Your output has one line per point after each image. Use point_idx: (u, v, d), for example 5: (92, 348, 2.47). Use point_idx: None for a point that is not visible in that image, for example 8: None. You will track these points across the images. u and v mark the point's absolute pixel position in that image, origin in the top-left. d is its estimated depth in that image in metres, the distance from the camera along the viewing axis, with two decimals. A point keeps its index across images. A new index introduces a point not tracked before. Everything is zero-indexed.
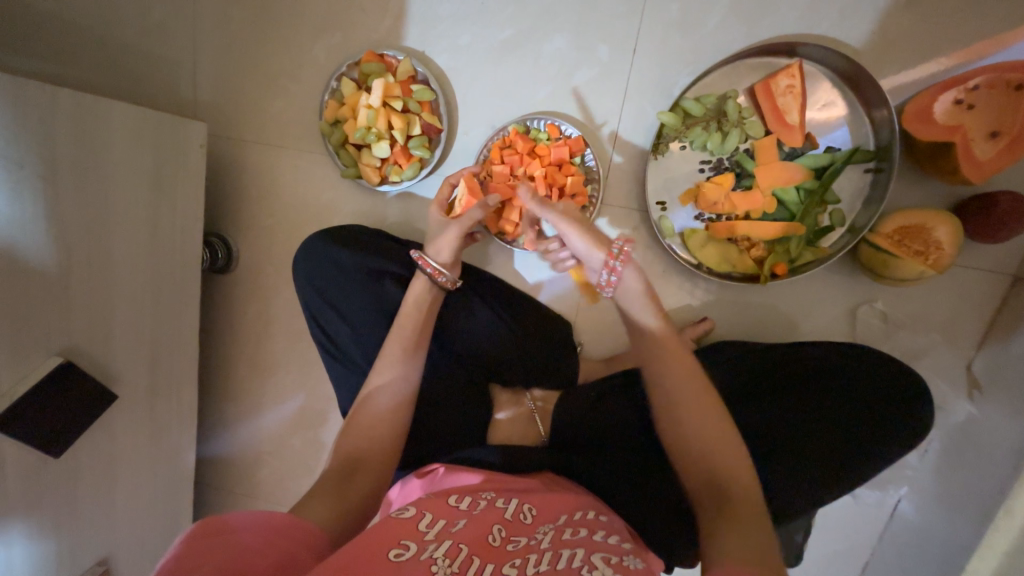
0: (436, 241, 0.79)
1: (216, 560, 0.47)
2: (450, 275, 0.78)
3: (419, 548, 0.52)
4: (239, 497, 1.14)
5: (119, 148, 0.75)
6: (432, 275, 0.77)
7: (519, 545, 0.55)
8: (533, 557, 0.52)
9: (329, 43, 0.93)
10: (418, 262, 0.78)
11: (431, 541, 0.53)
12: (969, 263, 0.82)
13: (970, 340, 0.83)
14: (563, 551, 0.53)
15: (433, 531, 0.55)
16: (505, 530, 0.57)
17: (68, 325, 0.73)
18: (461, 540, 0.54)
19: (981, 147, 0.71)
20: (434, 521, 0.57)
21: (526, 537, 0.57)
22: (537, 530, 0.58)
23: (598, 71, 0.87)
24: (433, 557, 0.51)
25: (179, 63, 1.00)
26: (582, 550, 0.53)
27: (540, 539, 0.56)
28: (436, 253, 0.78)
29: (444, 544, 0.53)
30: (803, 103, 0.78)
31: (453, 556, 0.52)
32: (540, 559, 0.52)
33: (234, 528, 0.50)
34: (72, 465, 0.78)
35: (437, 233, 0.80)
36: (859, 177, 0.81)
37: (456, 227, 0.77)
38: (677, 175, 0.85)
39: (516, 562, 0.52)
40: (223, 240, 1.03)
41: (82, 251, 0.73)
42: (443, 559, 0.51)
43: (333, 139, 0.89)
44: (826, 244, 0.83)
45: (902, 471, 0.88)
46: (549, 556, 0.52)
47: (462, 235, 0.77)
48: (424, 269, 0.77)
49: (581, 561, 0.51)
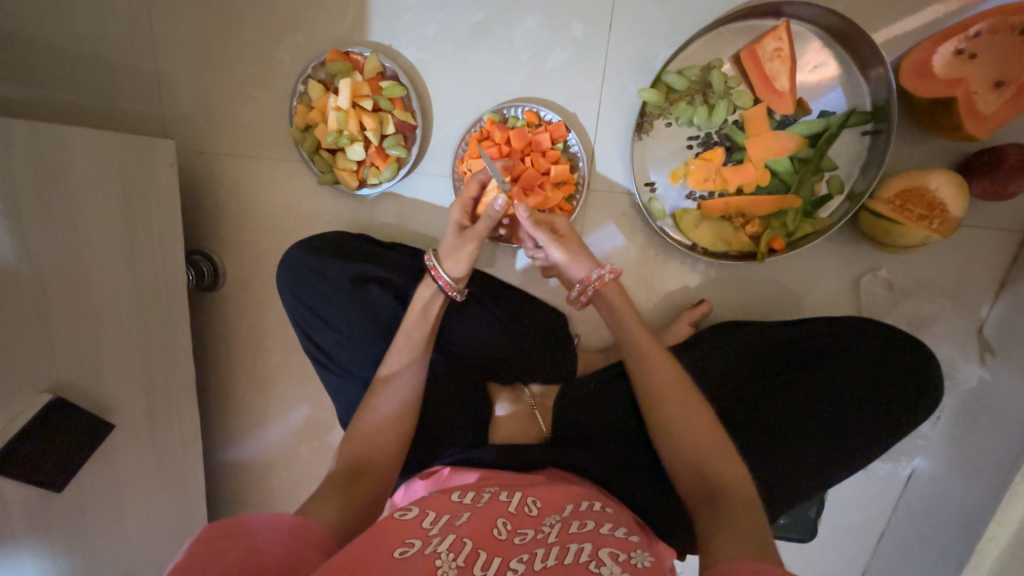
0: (451, 251, 0.73)
1: (228, 558, 0.47)
2: (460, 288, 0.75)
3: (424, 543, 0.52)
4: (252, 508, 1.15)
5: (86, 175, 0.73)
6: (443, 287, 0.74)
7: (526, 537, 0.54)
8: (540, 551, 0.52)
9: (292, 45, 0.89)
10: (431, 270, 0.74)
11: (436, 535, 0.53)
12: (977, 223, 0.78)
13: (980, 303, 0.80)
14: (570, 546, 0.52)
15: (437, 526, 0.54)
16: (510, 524, 0.56)
17: (53, 359, 0.71)
18: (465, 534, 0.53)
19: (984, 100, 0.66)
20: (438, 517, 0.56)
21: (531, 530, 0.56)
22: (543, 523, 0.57)
23: (575, 50, 0.82)
24: (436, 550, 0.50)
25: (142, 77, 0.96)
26: (589, 545, 0.52)
27: (546, 533, 0.55)
28: (453, 266, 0.73)
29: (448, 538, 0.52)
30: (793, 67, 0.73)
31: (457, 550, 0.51)
32: (547, 553, 0.51)
33: (246, 528, 0.51)
34: (77, 496, 0.77)
35: (452, 241, 0.74)
36: (856, 141, 0.77)
37: (472, 238, 0.73)
38: (664, 155, 0.82)
39: (523, 557, 0.51)
40: (207, 256, 1.01)
41: (57, 283, 0.70)
42: (447, 553, 0.50)
43: (306, 145, 0.86)
44: (824, 215, 0.79)
45: (914, 441, 0.87)
46: (556, 550, 0.51)
47: (478, 249, 0.73)
48: (436, 279, 0.74)
49: (588, 556, 0.50)
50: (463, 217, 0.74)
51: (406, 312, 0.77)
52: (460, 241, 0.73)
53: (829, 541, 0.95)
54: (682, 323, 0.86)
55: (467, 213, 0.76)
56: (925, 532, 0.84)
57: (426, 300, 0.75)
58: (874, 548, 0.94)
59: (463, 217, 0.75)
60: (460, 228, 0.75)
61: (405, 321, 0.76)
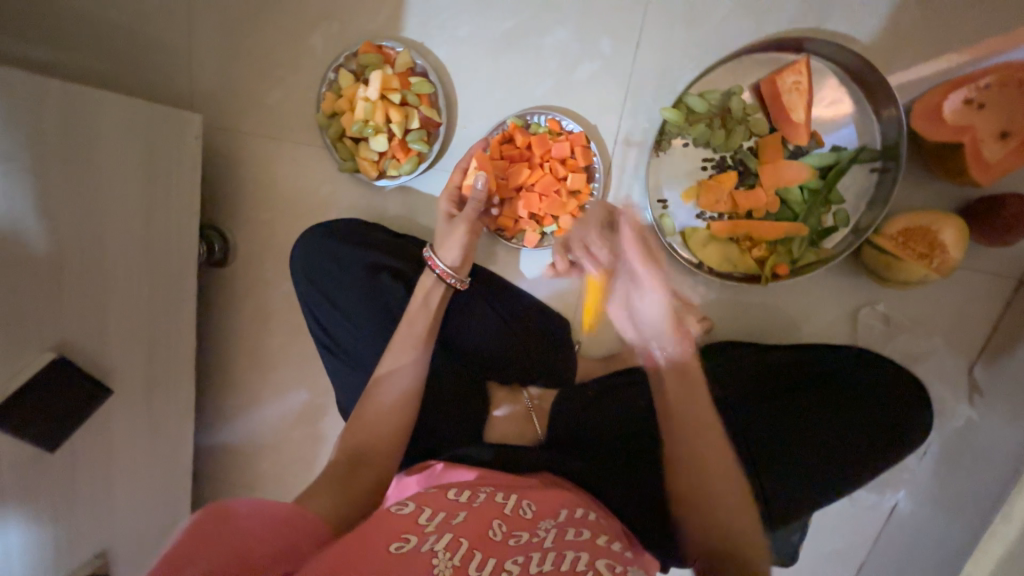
0: (443, 239, 0.80)
1: (222, 549, 0.49)
2: (459, 276, 0.79)
3: (420, 540, 0.53)
4: (237, 489, 1.14)
5: (114, 140, 0.74)
6: (441, 275, 0.78)
7: (521, 539, 0.55)
8: (536, 555, 0.52)
9: (326, 34, 0.91)
10: (427, 262, 0.79)
11: (432, 533, 0.54)
12: (974, 267, 0.80)
13: (971, 344, 0.83)
14: (567, 553, 0.53)
15: (434, 523, 0.55)
16: (505, 525, 0.57)
17: (63, 318, 0.71)
18: (461, 534, 0.54)
19: (990, 149, 0.69)
20: (435, 514, 0.57)
21: (527, 532, 0.56)
22: (539, 525, 0.58)
23: (601, 65, 0.85)
24: (434, 549, 0.52)
25: (174, 52, 0.98)
26: (586, 554, 0.53)
27: (542, 537, 0.56)
28: (445, 253, 0.79)
29: (445, 537, 0.53)
30: (810, 100, 0.76)
31: (453, 550, 0.52)
32: (542, 559, 0.52)
33: (238, 519, 0.52)
34: (69, 458, 0.77)
35: (443, 230, 0.81)
36: (865, 177, 0.80)
37: (461, 224, 0.79)
38: (679, 174, 0.84)
39: (518, 559, 0.52)
40: (219, 231, 1.02)
41: (74, 242, 0.71)
42: (444, 553, 0.52)
43: (330, 132, 0.88)
44: (829, 245, 0.82)
45: (900, 474, 0.88)
46: (552, 556, 0.52)
47: (467, 232, 0.79)
48: (434, 270, 0.78)
49: (585, 565, 0.51)
50: (450, 206, 0.82)
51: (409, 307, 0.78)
52: (450, 228, 0.80)
53: (807, 567, 0.96)
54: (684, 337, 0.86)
55: (454, 204, 0.83)
56: (903, 565, 0.85)
57: (428, 286, 0.78)
58: None
59: (450, 206, 0.82)
60: (449, 217, 0.82)
61: (407, 313, 0.77)
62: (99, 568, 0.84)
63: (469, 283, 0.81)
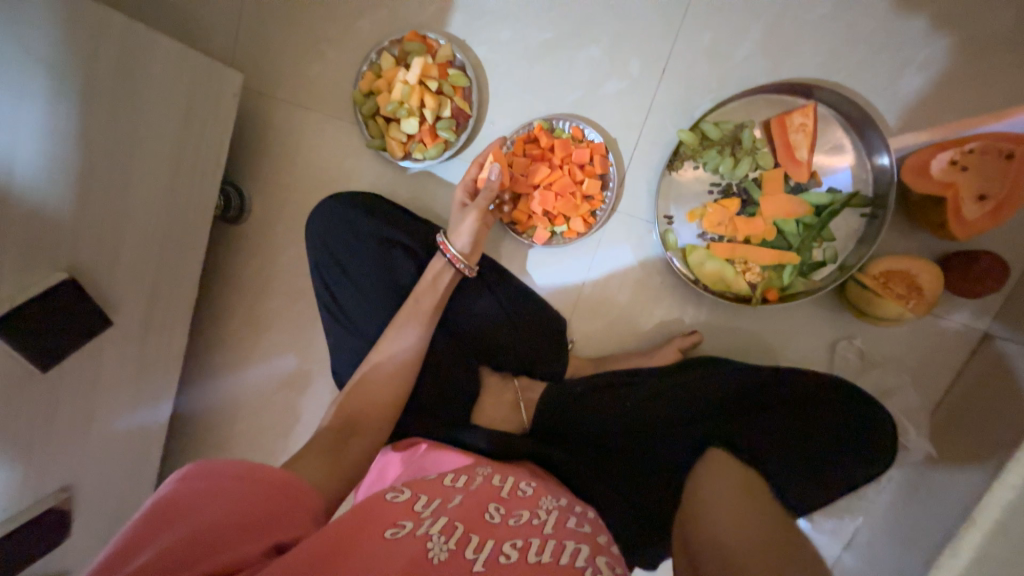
0: (456, 227, 0.83)
1: (202, 515, 0.48)
2: (468, 263, 0.81)
3: (416, 525, 0.52)
4: (209, 448, 1.13)
5: (159, 79, 0.76)
6: (451, 259, 0.80)
7: (520, 520, 0.56)
8: (535, 541, 0.52)
9: (373, 17, 0.96)
10: (439, 246, 0.81)
11: (427, 517, 0.53)
12: (944, 315, 0.87)
13: (937, 387, 0.88)
14: (567, 544, 0.53)
15: (429, 509, 0.55)
16: (502, 508, 0.57)
17: (80, 242, 0.72)
18: (456, 518, 0.53)
19: (969, 208, 0.76)
20: (430, 501, 0.56)
21: (527, 514, 0.57)
22: (539, 508, 0.59)
23: (628, 83, 0.91)
24: (428, 533, 0.51)
25: (222, 12, 1.01)
26: (586, 548, 0.53)
27: (543, 522, 0.56)
28: (456, 239, 0.82)
29: (440, 520, 0.53)
30: (813, 142, 0.83)
31: (449, 534, 0.51)
32: (543, 546, 0.52)
33: (221, 483, 0.50)
34: (57, 384, 0.76)
35: (455, 218, 0.85)
36: (854, 220, 0.86)
37: (472, 212, 0.83)
38: (687, 194, 0.90)
39: (516, 542, 0.52)
40: (238, 189, 1.04)
41: (104, 170, 0.72)
42: (439, 536, 0.51)
43: (364, 108, 0.92)
44: (816, 278, 0.88)
45: (859, 502, 0.92)
46: (552, 546, 0.52)
47: (477, 220, 0.82)
48: (445, 254, 0.80)
49: (585, 560, 0.51)
50: (464, 196, 0.85)
51: (419, 282, 0.81)
52: (461, 217, 0.84)
53: None
54: (670, 348, 0.93)
55: (470, 194, 0.87)
56: None
57: (438, 270, 0.80)
58: None
59: (464, 196, 0.86)
60: (462, 207, 0.86)
61: (417, 289, 0.80)
62: (63, 502, 0.82)
63: (477, 271, 0.83)
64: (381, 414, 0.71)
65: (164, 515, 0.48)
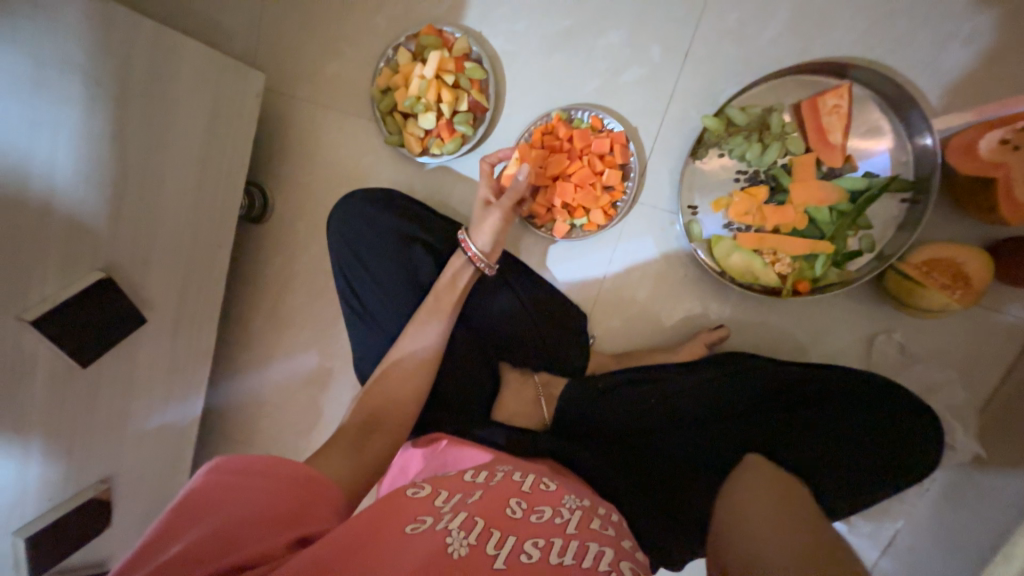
0: (477, 224, 0.82)
1: (228, 508, 0.49)
2: (488, 262, 0.81)
3: (436, 520, 0.51)
4: (239, 442, 1.16)
5: (186, 81, 0.78)
6: (471, 257, 0.80)
7: (542, 518, 0.53)
8: (557, 540, 0.50)
9: (390, 14, 0.96)
10: (460, 242, 0.81)
11: (447, 513, 0.52)
12: (994, 306, 0.81)
13: (987, 383, 0.83)
14: (590, 544, 0.50)
15: (449, 504, 0.54)
16: (524, 503, 0.55)
17: (115, 241, 0.75)
18: (477, 513, 0.52)
19: (1022, 189, 0.70)
20: (451, 496, 0.55)
21: (549, 511, 0.54)
22: (562, 506, 0.56)
23: (648, 70, 0.88)
24: (448, 527, 0.50)
25: (244, 16, 1.03)
26: (611, 552, 0.50)
27: (566, 521, 0.53)
28: (477, 236, 0.80)
29: (460, 515, 0.51)
30: (847, 124, 0.79)
31: (469, 529, 0.50)
32: (565, 546, 0.49)
33: (244, 478, 0.51)
34: (96, 379, 0.79)
35: (478, 215, 0.83)
36: (894, 206, 0.81)
37: (496, 210, 0.81)
38: (711, 183, 0.87)
39: (538, 542, 0.49)
40: (262, 189, 1.06)
41: (135, 171, 0.74)
42: (458, 531, 0.49)
43: (382, 105, 0.92)
44: (852, 268, 0.83)
45: (900, 504, 0.87)
46: (575, 547, 0.49)
47: (501, 220, 0.81)
48: (465, 252, 0.80)
49: (609, 563, 0.48)
50: (489, 193, 0.83)
51: (438, 280, 0.80)
52: (484, 214, 0.82)
53: None
54: (698, 342, 0.89)
55: (494, 191, 0.85)
56: None
57: (457, 267, 0.80)
58: None
59: (489, 192, 0.84)
60: (486, 203, 0.84)
61: (435, 286, 0.80)
62: (104, 492, 0.86)
63: (496, 271, 0.83)
64: (403, 409, 0.71)
65: (190, 507, 0.49)
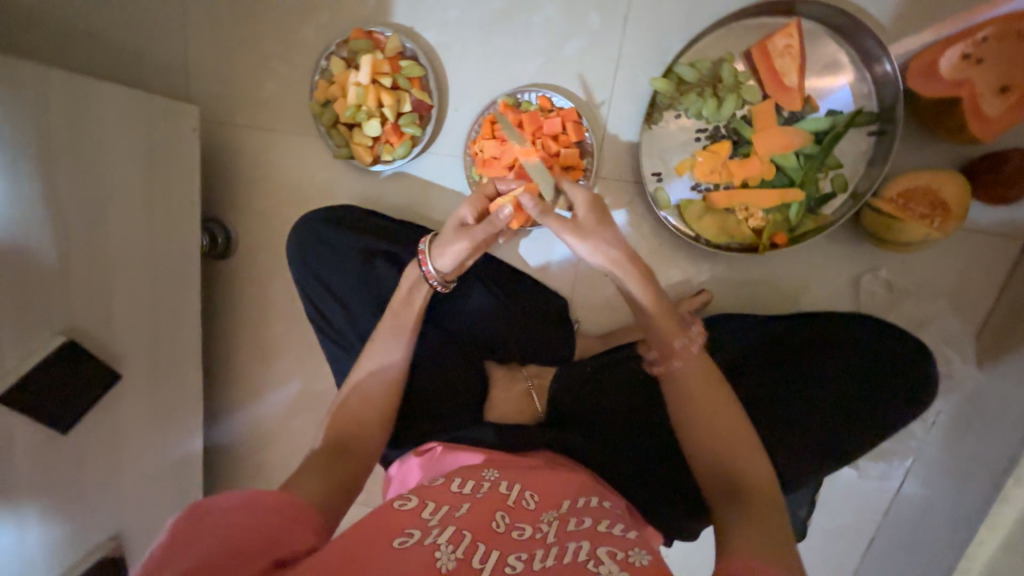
0: (443, 243, 0.74)
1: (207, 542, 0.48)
2: (442, 282, 0.77)
3: (424, 534, 0.52)
4: (245, 477, 1.16)
5: (113, 129, 0.76)
6: (425, 272, 0.76)
7: (523, 533, 0.54)
8: (539, 551, 0.52)
9: (317, 23, 0.93)
10: (420, 255, 0.76)
11: (435, 527, 0.53)
12: (976, 228, 0.79)
13: (978, 308, 0.81)
14: (569, 545, 0.52)
15: (437, 517, 0.55)
16: (508, 517, 0.56)
17: (70, 304, 0.73)
18: (465, 526, 0.53)
19: (989, 103, 0.67)
20: (438, 508, 0.56)
21: (530, 525, 0.55)
22: (542, 519, 0.57)
23: (590, 40, 0.85)
24: (436, 542, 0.51)
25: (170, 49, 0.99)
26: (587, 544, 0.52)
27: (545, 532, 0.54)
28: (439, 257, 0.75)
29: (448, 530, 0.53)
30: (802, 64, 0.75)
31: (457, 543, 0.51)
32: (545, 555, 0.51)
33: (219, 511, 0.51)
34: (80, 443, 0.79)
35: (448, 234, 0.74)
36: (861, 141, 0.78)
37: (467, 238, 0.73)
38: (672, 146, 0.83)
39: (521, 555, 0.51)
40: (221, 223, 1.04)
41: (77, 229, 0.72)
42: (447, 545, 0.51)
43: (324, 119, 0.89)
44: (828, 211, 0.80)
45: (908, 443, 0.86)
46: (555, 551, 0.51)
47: (468, 249, 0.74)
48: (422, 268, 0.75)
49: (587, 555, 0.50)
50: (468, 216, 0.74)
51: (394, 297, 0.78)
52: (455, 235, 0.74)
53: (816, 542, 0.94)
54: (681, 311, 0.86)
55: (477, 213, 0.75)
56: None
57: (410, 285, 0.77)
58: (865, 552, 0.93)
59: (469, 214, 0.75)
60: (461, 223, 0.75)
61: (393, 300, 0.78)
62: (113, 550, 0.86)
63: (450, 288, 0.79)
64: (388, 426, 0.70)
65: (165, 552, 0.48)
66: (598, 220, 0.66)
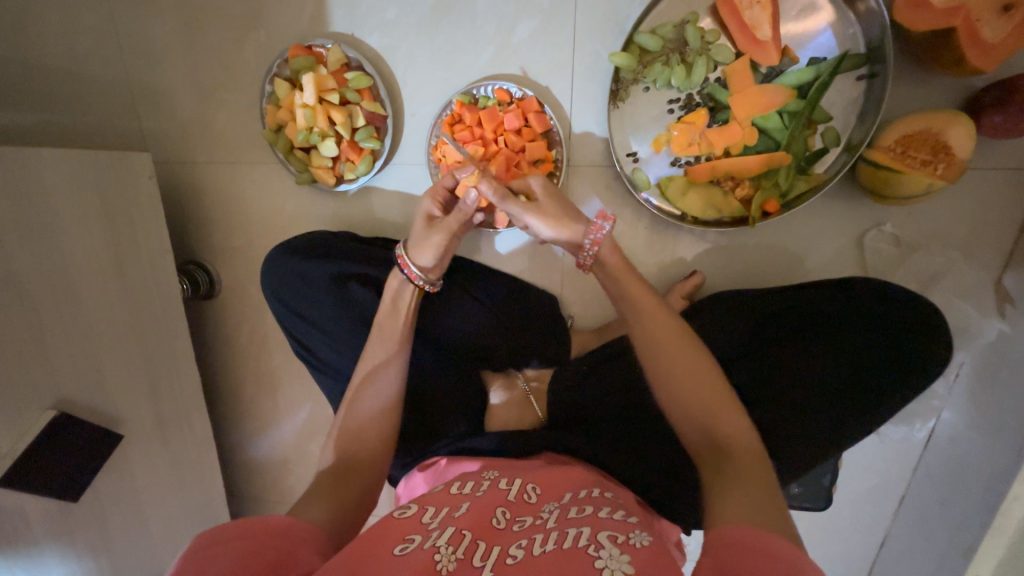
0: (417, 241, 0.71)
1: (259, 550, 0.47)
2: (429, 280, 0.73)
3: (423, 538, 0.51)
4: (271, 506, 1.19)
5: (65, 193, 0.74)
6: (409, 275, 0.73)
7: (525, 524, 0.54)
8: (539, 537, 0.51)
9: (256, 44, 0.88)
10: (398, 260, 0.73)
11: (435, 529, 0.52)
12: (987, 167, 0.72)
13: (996, 252, 0.75)
14: (569, 530, 0.51)
15: (436, 520, 0.54)
16: (509, 512, 0.56)
17: (56, 376, 0.73)
18: (464, 526, 0.52)
19: (990, 28, 0.60)
20: (437, 511, 0.56)
21: (530, 516, 0.55)
22: (542, 509, 0.57)
23: (541, 19, 0.78)
24: (436, 544, 0.50)
25: (118, 94, 0.97)
26: (588, 529, 0.51)
27: (545, 519, 0.54)
28: (417, 255, 0.72)
29: (447, 531, 0.52)
30: (774, 12, 0.68)
31: (456, 543, 0.50)
32: (545, 539, 0.50)
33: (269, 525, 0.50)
34: (96, 504, 0.81)
35: (420, 231, 0.71)
36: (851, 87, 0.71)
37: (440, 230, 0.70)
38: (645, 122, 0.78)
39: (521, 543, 0.50)
40: (201, 264, 1.03)
41: (48, 301, 0.72)
42: (446, 546, 0.49)
43: (279, 146, 0.85)
44: (820, 169, 0.75)
45: (929, 402, 0.81)
46: (554, 535, 0.50)
47: (448, 241, 0.70)
48: (402, 271, 0.72)
49: (587, 540, 0.49)
50: (434, 208, 0.71)
51: (379, 310, 0.75)
52: (427, 231, 0.71)
53: (845, 508, 0.92)
54: (674, 295, 0.83)
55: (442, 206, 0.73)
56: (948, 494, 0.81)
57: (395, 288, 0.74)
58: (897, 511, 0.90)
59: (434, 207, 0.72)
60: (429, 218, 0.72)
61: (377, 319, 0.74)
62: None
63: (439, 285, 0.75)
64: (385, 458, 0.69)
65: (208, 551, 0.46)
66: (560, 203, 0.67)
